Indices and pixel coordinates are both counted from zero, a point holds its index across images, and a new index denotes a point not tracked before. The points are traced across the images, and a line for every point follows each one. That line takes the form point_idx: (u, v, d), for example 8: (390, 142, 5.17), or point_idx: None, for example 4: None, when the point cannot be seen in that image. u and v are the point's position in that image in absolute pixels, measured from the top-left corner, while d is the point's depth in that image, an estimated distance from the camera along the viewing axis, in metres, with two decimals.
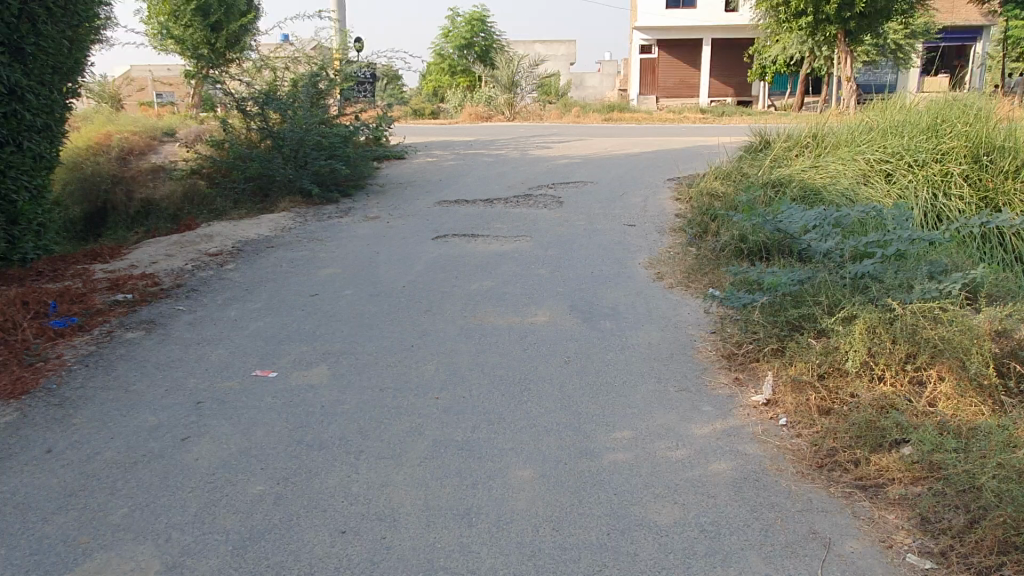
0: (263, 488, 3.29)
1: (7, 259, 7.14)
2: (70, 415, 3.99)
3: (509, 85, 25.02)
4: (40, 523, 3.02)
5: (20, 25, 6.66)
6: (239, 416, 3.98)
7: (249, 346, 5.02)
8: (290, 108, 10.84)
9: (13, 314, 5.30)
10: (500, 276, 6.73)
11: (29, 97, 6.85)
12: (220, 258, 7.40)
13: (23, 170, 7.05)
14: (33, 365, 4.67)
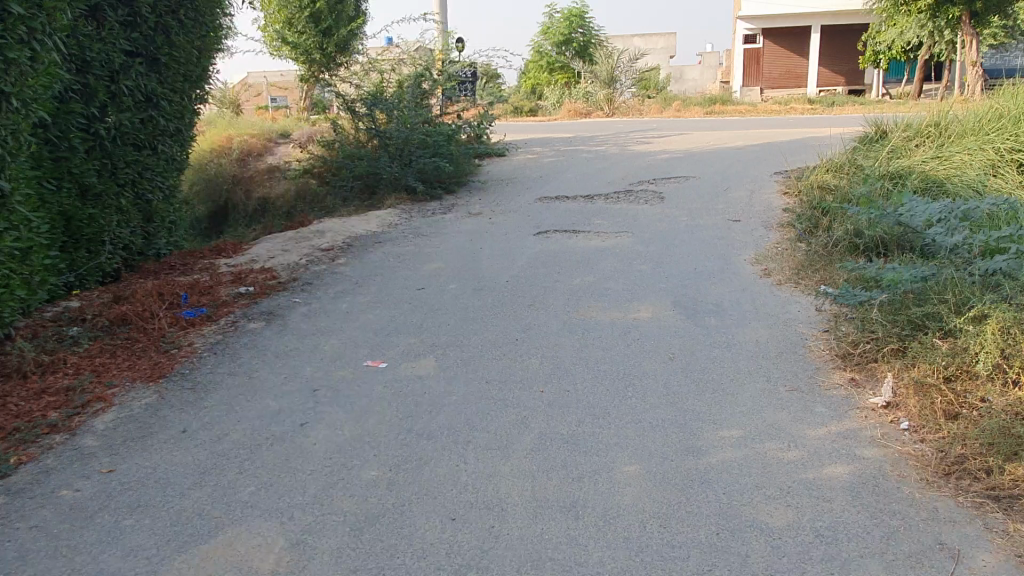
0: (376, 473, 3.43)
1: (144, 254, 7.75)
2: (202, 398, 4.30)
3: (609, 80, 24.88)
4: (178, 497, 3.27)
5: (156, 37, 7.20)
6: (353, 404, 4.16)
7: (361, 337, 5.24)
8: (396, 109, 11.23)
9: (151, 304, 5.76)
10: (602, 271, 6.71)
11: (163, 104, 7.40)
12: (332, 253, 7.74)
13: (158, 171, 7.63)
14: (169, 351, 5.07)
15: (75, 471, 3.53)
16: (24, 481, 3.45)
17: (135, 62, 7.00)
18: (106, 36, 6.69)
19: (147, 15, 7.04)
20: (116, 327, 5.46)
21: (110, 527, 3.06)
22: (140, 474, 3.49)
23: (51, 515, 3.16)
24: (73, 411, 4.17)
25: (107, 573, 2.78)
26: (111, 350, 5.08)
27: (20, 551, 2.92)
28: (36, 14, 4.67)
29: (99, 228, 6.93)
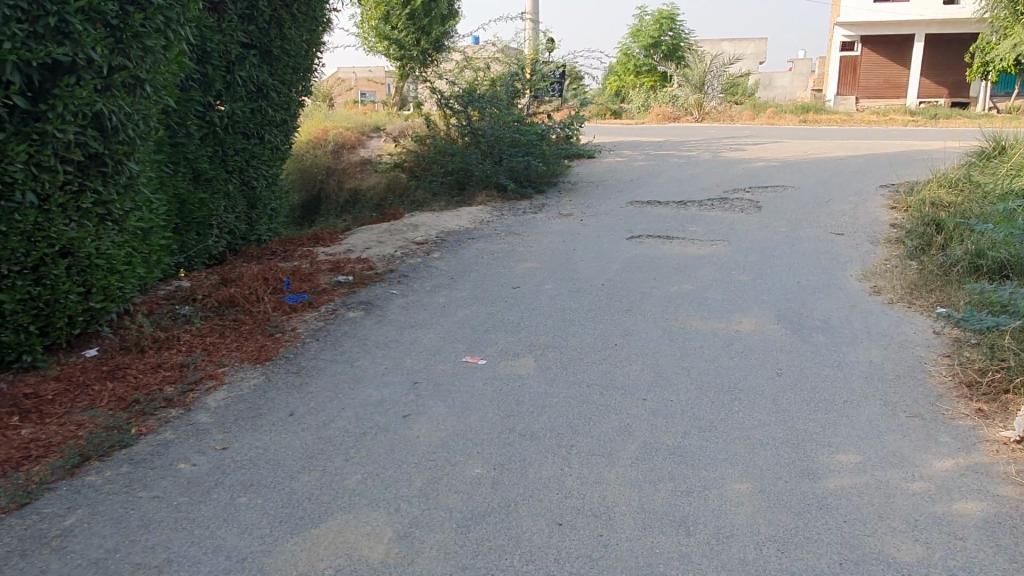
0: (481, 471, 3.41)
1: (248, 240, 8.02)
2: (306, 383, 4.39)
3: (700, 85, 24.33)
4: (289, 479, 3.33)
5: (270, 30, 7.43)
6: (454, 399, 4.16)
7: (459, 332, 5.25)
8: (490, 106, 11.27)
9: (257, 288, 5.94)
10: (699, 280, 6.54)
11: (273, 95, 7.64)
12: (427, 247, 7.81)
13: (264, 160, 7.87)
14: (274, 335, 5.20)
15: (191, 446, 3.64)
16: (145, 452, 3.59)
17: (250, 54, 7.24)
18: (226, 28, 6.93)
19: (264, 8, 7.28)
20: (224, 309, 5.67)
21: (226, 503, 3.14)
22: (251, 453, 3.57)
23: (171, 487, 3.27)
24: (186, 387, 4.32)
25: (225, 549, 2.83)
26: (220, 331, 5.27)
27: (144, 520, 3.02)
28: (172, 5, 4.87)
29: (208, 212, 7.21)
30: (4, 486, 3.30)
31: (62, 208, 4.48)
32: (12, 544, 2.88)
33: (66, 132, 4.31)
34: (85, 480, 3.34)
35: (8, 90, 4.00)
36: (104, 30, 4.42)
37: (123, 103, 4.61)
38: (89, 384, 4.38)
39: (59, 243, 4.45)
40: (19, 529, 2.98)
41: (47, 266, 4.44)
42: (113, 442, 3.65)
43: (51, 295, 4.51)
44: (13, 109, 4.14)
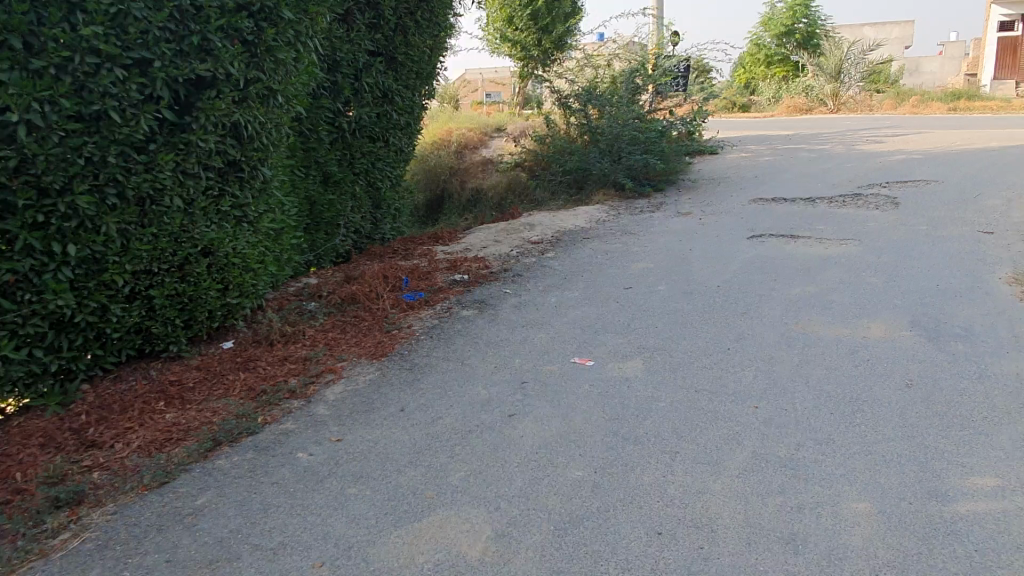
0: (583, 474, 3.40)
1: (372, 239, 8.39)
2: (418, 379, 4.54)
3: (836, 73, 23.02)
4: (396, 473, 3.47)
5: (395, 37, 7.71)
6: (559, 400, 4.17)
7: (569, 333, 5.25)
8: (610, 104, 11.14)
9: (377, 286, 6.20)
10: (824, 281, 6.20)
11: (397, 100, 7.93)
12: (541, 247, 7.86)
13: (388, 162, 8.20)
14: (391, 331, 5.41)
15: (309, 436, 3.87)
16: (268, 439, 3.85)
17: (376, 61, 7.55)
18: (354, 37, 7.26)
19: (390, 17, 7.56)
20: (346, 305, 5.96)
21: (338, 493, 3.31)
22: (363, 446, 3.74)
23: (289, 474, 3.48)
24: (309, 380, 4.59)
25: (334, 536, 2.99)
26: (342, 326, 5.55)
27: (264, 503, 3.25)
28: (302, 18, 5.15)
29: (335, 213, 7.61)
30: (148, 465, 3.66)
31: (204, 211, 4.86)
32: (152, 519, 3.18)
33: (207, 142, 4.66)
34: (216, 463, 3.63)
35: (159, 105, 4.39)
36: (241, 46, 4.74)
37: (257, 113, 4.92)
38: (224, 374, 4.74)
39: (201, 243, 4.84)
40: (159, 505, 3.28)
41: (192, 264, 4.83)
42: (241, 429, 3.93)
43: (194, 291, 4.91)
44: (164, 122, 4.53)
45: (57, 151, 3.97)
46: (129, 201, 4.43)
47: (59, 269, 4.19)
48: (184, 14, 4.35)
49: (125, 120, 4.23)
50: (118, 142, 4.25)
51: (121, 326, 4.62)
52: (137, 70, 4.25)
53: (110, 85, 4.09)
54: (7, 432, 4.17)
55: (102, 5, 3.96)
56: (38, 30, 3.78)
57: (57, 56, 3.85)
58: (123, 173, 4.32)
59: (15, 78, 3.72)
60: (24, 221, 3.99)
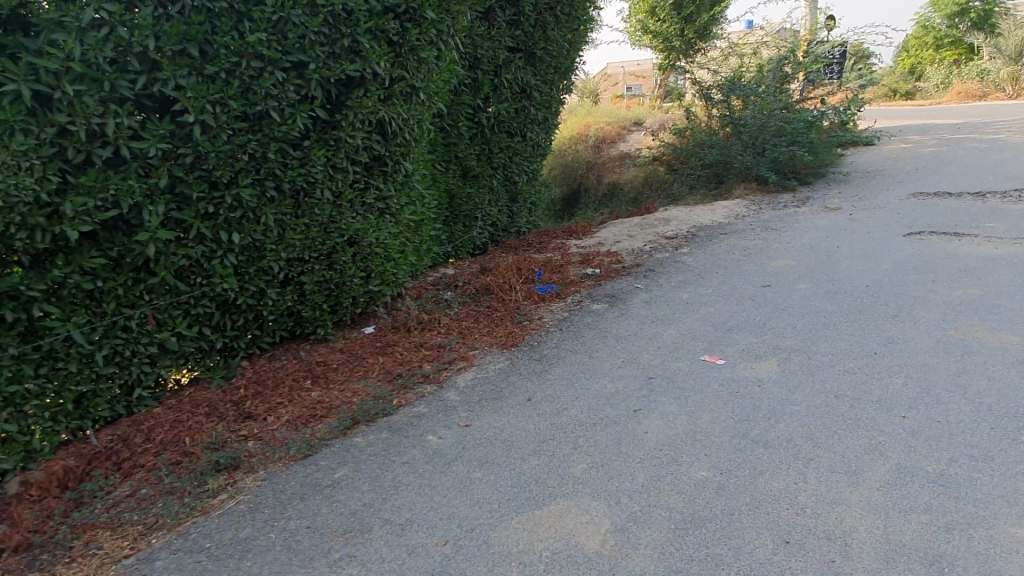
0: (708, 474, 3.32)
1: (508, 232, 8.57)
2: (546, 370, 4.62)
3: (1017, 54, 20.80)
4: (520, 460, 3.54)
5: (534, 33, 7.80)
6: (688, 397, 4.09)
7: (702, 330, 5.12)
8: (753, 94, 10.64)
9: (510, 278, 6.33)
10: (992, 284, 5.64)
11: (535, 95, 8.03)
12: (677, 242, 7.69)
13: (525, 156, 8.34)
14: (522, 323, 5.51)
15: (440, 420, 4.03)
16: (402, 421, 4.05)
17: (515, 57, 7.70)
18: (495, 34, 7.42)
19: (529, 12, 7.66)
20: (480, 295, 6.14)
21: (463, 476, 3.44)
22: (490, 432, 3.85)
23: (419, 455, 3.65)
24: (442, 366, 4.78)
25: (458, 517, 3.10)
26: (476, 316, 5.72)
27: (396, 481, 3.43)
28: (444, 17, 5.30)
29: (473, 206, 7.84)
30: (295, 438, 3.96)
31: (351, 203, 5.17)
32: (295, 487, 3.45)
33: (355, 138, 4.95)
34: (354, 440, 3.87)
35: (313, 104, 4.71)
36: (387, 46, 4.95)
37: (401, 110, 5.15)
38: (365, 357, 5.04)
39: (347, 233, 5.15)
40: (302, 475, 3.55)
41: (338, 252, 5.16)
42: (378, 409, 4.17)
43: (341, 278, 5.24)
44: (317, 120, 4.86)
45: (225, 148, 4.39)
46: (285, 194, 4.80)
47: (225, 255, 4.63)
48: (337, 18, 4.60)
49: (283, 119, 4.58)
50: (277, 139, 4.62)
51: (276, 309, 5.03)
52: (295, 71, 4.58)
53: (271, 87, 4.45)
54: (179, 400, 4.67)
55: (265, 14, 4.31)
56: (212, 38, 4.22)
57: (227, 61, 4.25)
58: (280, 167, 4.70)
59: (192, 82, 4.17)
60: (197, 211, 4.45)
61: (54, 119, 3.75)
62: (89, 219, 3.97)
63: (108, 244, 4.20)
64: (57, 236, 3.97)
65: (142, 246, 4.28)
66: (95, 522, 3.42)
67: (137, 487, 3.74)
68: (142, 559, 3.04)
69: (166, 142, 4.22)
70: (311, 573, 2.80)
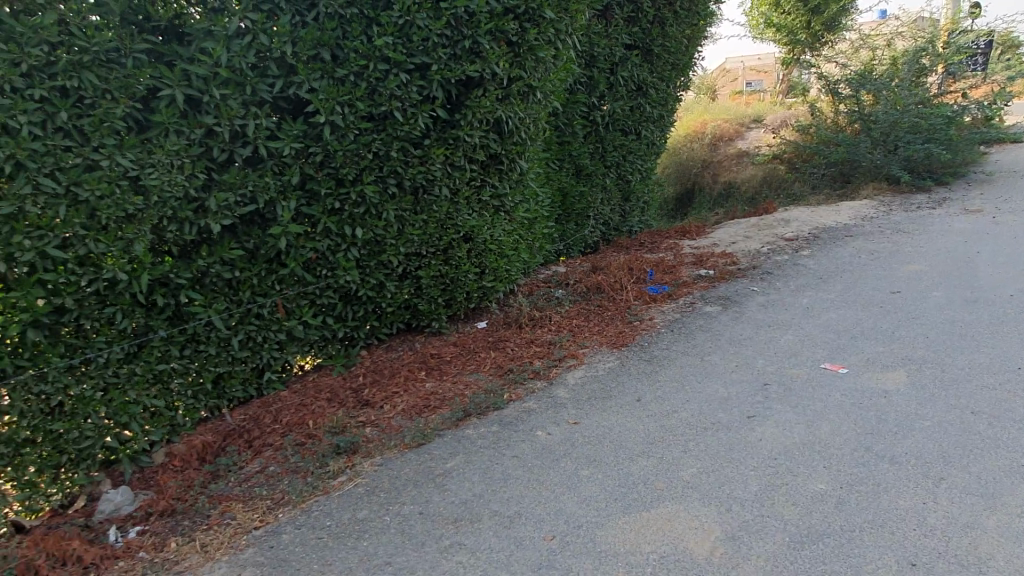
0: (826, 487, 3.18)
1: (620, 230, 8.53)
2: (657, 371, 4.57)
3: None
4: (628, 461, 3.52)
5: (653, 30, 7.70)
6: (806, 406, 3.94)
7: (823, 336, 4.91)
8: (888, 88, 10.10)
9: (622, 277, 6.29)
10: None
11: (651, 93, 7.94)
12: (797, 244, 7.40)
13: (639, 154, 8.25)
14: (633, 323, 5.47)
15: (549, 416, 4.08)
16: (512, 415, 4.13)
17: (632, 54, 7.62)
18: (612, 32, 7.38)
19: (648, 9, 7.58)
20: (591, 294, 6.15)
21: (571, 473, 3.46)
22: (599, 431, 3.85)
23: (529, 449, 3.71)
24: (552, 363, 4.82)
25: (565, 514, 3.13)
26: (586, 315, 5.73)
27: (505, 473, 3.50)
28: (563, 16, 5.31)
29: (586, 205, 7.85)
30: (409, 427, 4.12)
31: (467, 200, 5.30)
32: (410, 474, 3.59)
33: (473, 137, 5.06)
34: (466, 432, 3.98)
35: (434, 104, 4.84)
36: (506, 46, 5.01)
37: (518, 110, 5.22)
38: (477, 352, 5.15)
39: (463, 229, 5.28)
40: (416, 462, 3.69)
41: (454, 248, 5.31)
42: (489, 403, 4.26)
43: (456, 273, 5.38)
44: (437, 119, 5.01)
45: (352, 146, 4.61)
46: (406, 191, 4.97)
47: (349, 248, 4.87)
48: (459, 20, 4.69)
49: (406, 119, 4.75)
50: (399, 138, 4.79)
51: (394, 301, 5.23)
52: (418, 73, 4.72)
53: (396, 88, 4.62)
54: (304, 385, 4.96)
55: (392, 18, 4.47)
56: (343, 43, 4.45)
57: (355, 65, 4.47)
58: (402, 166, 4.87)
59: (324, 85, 4.42)
60: (325, 207, 4.71)
61: (202, 121, 4.12)
62: (230, 213, 4.31)
63: (245, 237, 4.52)
64: (202, 229, 4.32)
65: (275, 239, 4.57)
66: (230, 494, 3.70)
67: (265, 464, 4.00)
68: (270, 531, 3.25)
69: (299, 142, 4.49)
70: (424, 558, 2.91)
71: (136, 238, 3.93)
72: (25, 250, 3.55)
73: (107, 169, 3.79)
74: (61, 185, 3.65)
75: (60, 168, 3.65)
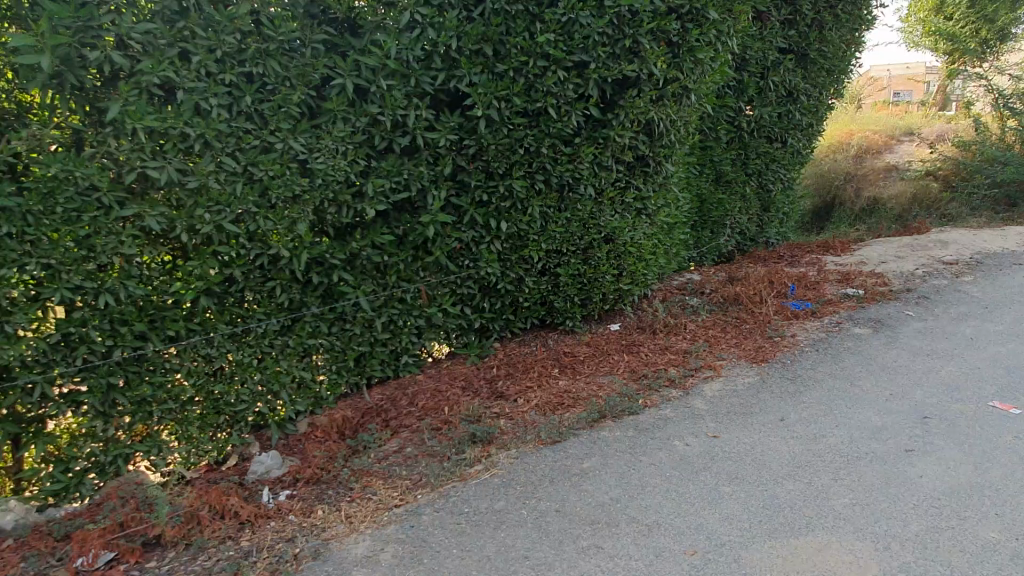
0: (998, 536, 2.92)
1: (756, 241, 8.22)
2: (802, 391, 4.35)
3: None
4: (772, 482, 3.37)
5: (810, 33, 7.35)
6: (972, 446, 3.64)
7: (990, 371, 4.52)
8: None
9: (762, 289, 6.05)
10: None
11: (803, 99, 7.58)
12: (957, 269, 6.89)
13: (784, 163, 7.89)
14: (773, 338, 5.24)
15: (688, 426, 3.98)
16: (648, 422, 4.06)
17: (786, 59, 7.29)
18: (767, 35, 7.07)
19: (807, 12, 7.23)
20: (728, 305, 5.96)
21: (711, 487, 3.36)
22: (740, 448, 3.71)
23: (667, 458, 3.64)
24: (688, 372, 4.71)
25: (706, 530, 3.03)
26: (724, 326, 5.55)
27: (642, 480, 3.44)
28: (725, 18, 5.15)
29: (724, 212, 7.61)
30: (544, 423, 4.13)
31: (611, 201, 5.25)
32: (545, 470, 3.60)
33: (624, 137, 5.00)
34: (600, 433, 3.95)
35: (588, 103, 4.83)
36: (666, 47, 4.91)
37: (671, 111, 5.11)
38: (611, 354, 5.11)
39: (604, 230, 5.24)
40: (551, 459, 3.70)
41: (595, 248, 5.28)
42: (624, 407, 4.21)
43: (593, 274, 5.35)
44: (589, 118, 4.98)
45: (505, 141, 4.68)
46: (552, 188, 4.99)
47: (492, 241, 4.94)
48: (622, 19, 4.64)
49: (559, 116, 4.76)
50: (551, 135, 4.81)
51: (531, 296, 5.27)
52: (576, 71, 4.71)
53: (553, 85, 4.63)
54: (438, 371, 5.08)
55: (556, 15, 4.49)
56: (506, 39, 4.50)
57: (516, 60, 4.51)
58: (551, 162, 4.89)
59: (484, 80, 4.50)
60: (473, 199, 4.81)
61: (368, 110, 4.29)
62: (385, 199, 4.47)
63: (396, 223, 4.67)
64: (358, 212, 4.50)
65: (424, 226, 4.70)
66: (371, 470, 3.84)
67: (403, 445, 4.13)
68: (410, 510, 3.35)
69: (455, 133, 4.59)
70: (562, 556, 2.91)
71: (300, 218, 4.15)
72: (206, 223, 3.83)
73: (280, 151, 4.02)
74: (240, 164, 3.91)
75: (241, 149, 3.92)
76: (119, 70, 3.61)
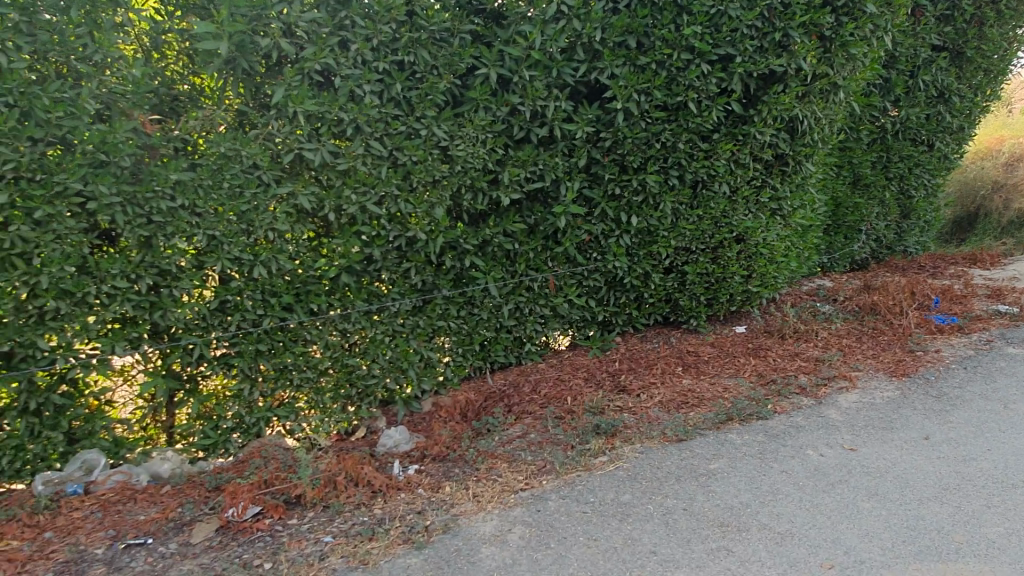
0: None
1: (893, 249, 7.78)
2: (948, 411, 4.08)
3: None
4: (916, 503, 3.20)
5: (968, 30, 6.85)
6: None
7: None
8: None
9: (902, 300, 5.72)
10: None
11: (955, 100, 7.07)
12: None
13: (929, 168, 7.40)
14: (915, 352, 4.95)
15: (822, 436, 3.83)
16: (779, 428, 3.93)
17: (939, 57, 6.83)
18: (920, 30, 6.67)
19: (967, 6, 6.74)
20: (864, 314, 5.67)
21: (850, 501, 3.22)
22: (880, 463, 3.54)
23: (800, 467, 3.52)
24: (820, 381, 4.53)
25: (845, 545, 2.92)
26: (859, 336, 5.29)
27: (774, 487, 3.35)
28: (882, 12, 4.89)
29: (859, 218, 7.25)
30: (669, 420, 4.09)
31: (745, 200, 5.10)
32: (672, 467, 3.56)
33: (765, 134, 4.84)
34: (728, 436, 3.87)
35: (731, 97, 4.70)
36: (818, 41, 4.71)
37: (817, 109, 4.90)
38: (737, 356, 4.98)
39: (737, 229, 5.11)
40: (677, 458, 3.65)
41: (725, 248, 5.16)
42: (754, 411, 4.10)
43: (722, 273, 5.23)
44: (730, 113, 4.86)
45: (643, 135, 4.64)
46: (686, 184, 4.91)
47: (621, 235, 4.93)
48: (773, 11, 4.50)
49: (700, 111, 4.67)
50: (689, 130, 4.73)
51: (656, 293, 5.21)
52: (720, 65, 4.61)
53: (695, 78, 4.55)
54: (559, 361, 5.12)
55: (704, 7, 4.41)
56: (651, 31, 4.45)
57: (660, 53, 4.46)
58: (686, 158, 4.81)
59: (625, 72, 4.47)
60: (605, 192, 4.80)
61: (509, 99, 4.36)
62: (520, 188, 4.53)
63: (528, 212, 4.72)
64: (493, 200, 4.59)
65: (556, 217, 4.73)
66: (495, 452, 3.93)
67: (526, 430, 4.19)
68: (536, 495, 3.41)
69: (592, 125, 4.59)
70: (691, 555, 2.88)
71: (437, 202, 4.26)
72: (352, 204, 4.00)
73: (424, 137, 4.14)
74: (387, 149, 4.06)
75: (388, 134, 4.07)
76: (284, 57, 3.83)
